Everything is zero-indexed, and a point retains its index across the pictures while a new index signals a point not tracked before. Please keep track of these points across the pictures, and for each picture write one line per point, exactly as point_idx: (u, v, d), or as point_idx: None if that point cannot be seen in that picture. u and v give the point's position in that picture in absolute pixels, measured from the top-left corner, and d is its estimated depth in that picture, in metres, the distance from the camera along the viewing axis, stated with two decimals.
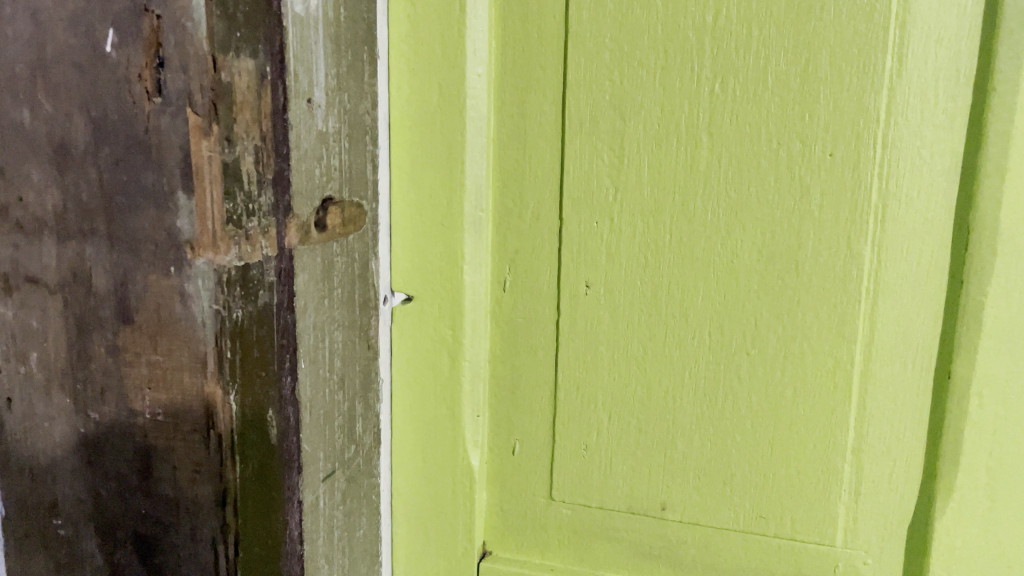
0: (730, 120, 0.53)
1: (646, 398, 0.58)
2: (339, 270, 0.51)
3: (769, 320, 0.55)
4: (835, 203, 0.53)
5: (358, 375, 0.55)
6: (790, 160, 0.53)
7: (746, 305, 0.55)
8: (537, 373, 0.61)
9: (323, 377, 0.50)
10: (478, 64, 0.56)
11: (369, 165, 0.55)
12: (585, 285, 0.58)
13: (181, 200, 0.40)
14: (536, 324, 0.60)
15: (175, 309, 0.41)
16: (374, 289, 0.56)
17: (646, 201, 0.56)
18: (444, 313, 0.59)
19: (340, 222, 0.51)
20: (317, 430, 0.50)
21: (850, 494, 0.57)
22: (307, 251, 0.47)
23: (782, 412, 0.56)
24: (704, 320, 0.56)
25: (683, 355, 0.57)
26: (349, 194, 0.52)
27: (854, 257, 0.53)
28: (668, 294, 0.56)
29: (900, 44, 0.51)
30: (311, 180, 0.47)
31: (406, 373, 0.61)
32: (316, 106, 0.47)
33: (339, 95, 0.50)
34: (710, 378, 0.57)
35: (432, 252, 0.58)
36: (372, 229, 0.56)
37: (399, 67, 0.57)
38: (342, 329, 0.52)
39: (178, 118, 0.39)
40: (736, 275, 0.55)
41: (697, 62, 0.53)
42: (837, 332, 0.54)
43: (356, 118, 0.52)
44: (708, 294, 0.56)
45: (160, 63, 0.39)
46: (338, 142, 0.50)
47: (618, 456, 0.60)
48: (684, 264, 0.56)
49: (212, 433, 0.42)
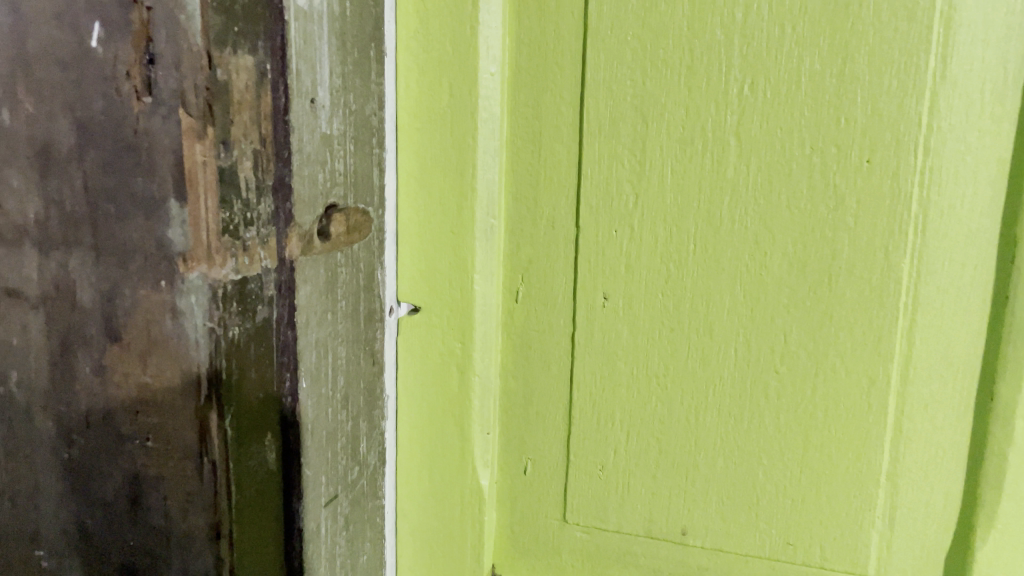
0: (760, 124, 0.50)
1: (666, 416, 0.55)
2: (343, 282, 0.48)
3: (800, 336, 0.52)
4: (872, 213, 0.49)
5: (362, 393, 0.52)
6: (824, 167, 0.50)
7: (775, 320, 0.52)
8: (551, 389, 0.58)
9: (326, 395, 0.47)
10: (491, 62, 0.53)
11: (376, 169, 0.51)
12: (603, 297, 0.55)
13: (173, 209, 0.36)
14: (550, 337, 0.57)
15: (166, 326, 0.38)
16: (380, 300, 0.53)
17: (669, 209, 0.53)
18: (454, 326, 0.56)
19: (345, 230, 0.48)
20: (320, 452, 0.47)
21: (885, 521, 0.53)
22: (310, 263, 0.44)
23: (812, 434, 0.53)
24: (730, 336, 0.53)
25: (708, 372, 0.54)
26: (354, 201, 0.49)
27: (891, 270, 0.50)
28: (691, 307, 0.53)
29: (944, 43, 0.48)
30: (315, 185, 0.44)
31: (413, 387, 0.58)
32: (320, 106, 0.44)
33: (344, 95, 0.46)
34: (736, 397, 0.54)
35: (441, 261, 0.56)
36: (379, 237, 0.53)
37: (408, 65, 0.54)
38: (347, 344, 0.49)
39: (170, 119, 0.36)
40: (765, 289, 0.52)
41: (725, 62, 0.50)
42: (872, 349, 0.51)
43: (362, 119, 0.49)
44: (734, 308, 0.53)
45: (151, 59, 0.35)
46: (343, 144, 0.47)
47: (637, 478, 0.57)
48: (709, 276, 0.53)
49: (205, 460, 0.39)
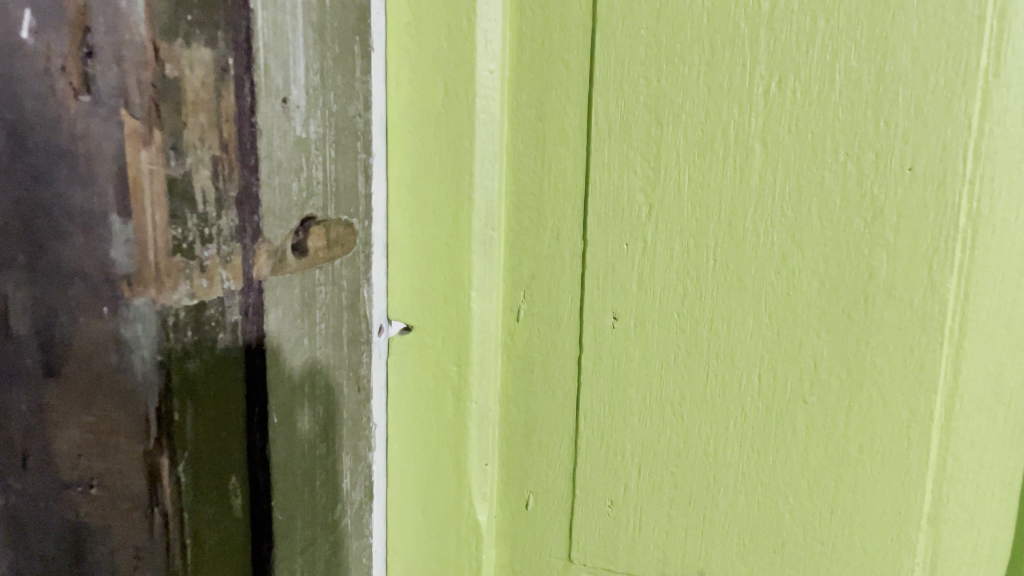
0: (788, 127, 0.45)
1: (682, 449, 0.50)
2: (322, 303, 0.43)
3: (833, 363, 0.47)
4: (914, 227, 0.44)
5: (345, 425, 0.47)
6: (861, 175, 0.44)
7: (805, 345, 0.47)
8: (555, 417, 0.53)
9: (302, 429, 0.42)
10: (490, 59, 0.49)
11: (361, 176, 0.46)
12: (612, 318, 0.50)
13: (116, 224, 0.32)
14: (555, 360, 0.52)
15: (110, 359, 0.33)
16: (366, 321, 0.48)
17: (686, 220, 0.48)
18: (448, 347, 0.52)
19: (324, 245, 0.43)
20: (295, 493, 0.42)
21: (925, 569, 0.48)
22: (282, 283, 0.39)
23: (845, 472, 0.47)
24: (755, 361, 0.48)
25: (728, 402, 0.49)
26: (335, 212, 0.44)
27: (936, 291, 0.45)
28: (711, 330, 0.48)
29: (999, 38, 0.42)
30: (288, 196, 0.39)
31: (404, 412, 0.54)
32: (294, 106, 0.39)
33: (323, 95, 0.41)
34: (760, 430, 0.48)
35: (437, 275, 0.51)
36: (365, 251, 0.48)
37: (399, 63, 0.50)
38: (327, 371, 0.44)
39: (110, 121, 0.31)
40: (794, 311, 0.47)
41: (750, 58, 0.45)
42: (913, 379, 0.46)
43: (345, 121, 0.44)
44: (758, 331, 0.47)
45: (88, 52, 0.31)
46: (322, 149, 0.42)
47: (649, 515, 0.52)
48: (731, 295, 0.47)
49: (155, 511, 0.34)
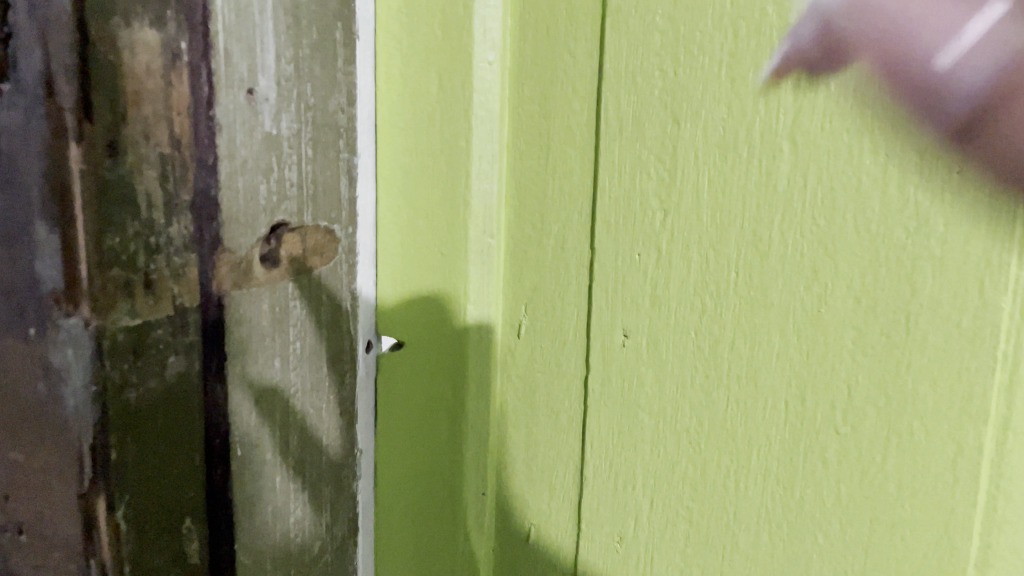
0: (819, 124, 0.37)
1: (697, 481, 0.44)
2: (296, 320, 0.38)
3: (869, 390, 0.38)
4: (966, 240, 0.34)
5: (325, 453, 0.42)
6: (902, 178, 0.35)
7: (838, 368, 0.39)
8: (558, 442, 0.48)
9: (274, 462, 0.38)
10: (489, 49, 0.45)
11: (344, 178, 0.41)
12: (623, 335, 0.45)
13: (41, 233, 0.27)
14: (559, 380, 0.48)
15: (38, 390, 0.29)
16: (349, 339, 0.43)
17: (705, 227, 0.42)
18: (442, 365, 0.48)
19: (300, 254, 0.38)
20: (264, 533, 0.38)
21: None
22: (246, 298, 0.35)
23: (881, 514, 0.38)
24: (780, 386, 0.41)
25: (750, 429, 0.42)
26: (314, 218, 0.39)
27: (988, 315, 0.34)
28: (731, 350, 0.42)
29: None
30: (255, 200, 0.34)
31: (396, 432, 0.50)
32: (262, 98, 0.34)
33: (298, 86, 0.37)
34: (787, 461, 0.41)
35: (432, 286, 0.48)
36: (349, 261, 0.42)
37: (391, 53, 0.47)
38: (303, 395, 0.40)
39: (32, 113, 0.27)
40: (823, 329, 0.39)
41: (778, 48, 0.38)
42: (964, 421, 0.36)
43: (324, 116, 0.39)
44: (785, 352, 0.40)
45: (8, 34, 0.27)
46: (296, 148, 0.37)
47: (661, 555, 0.46)
48: (754, 311, 0.41)
49: (92, 563, 0.29)
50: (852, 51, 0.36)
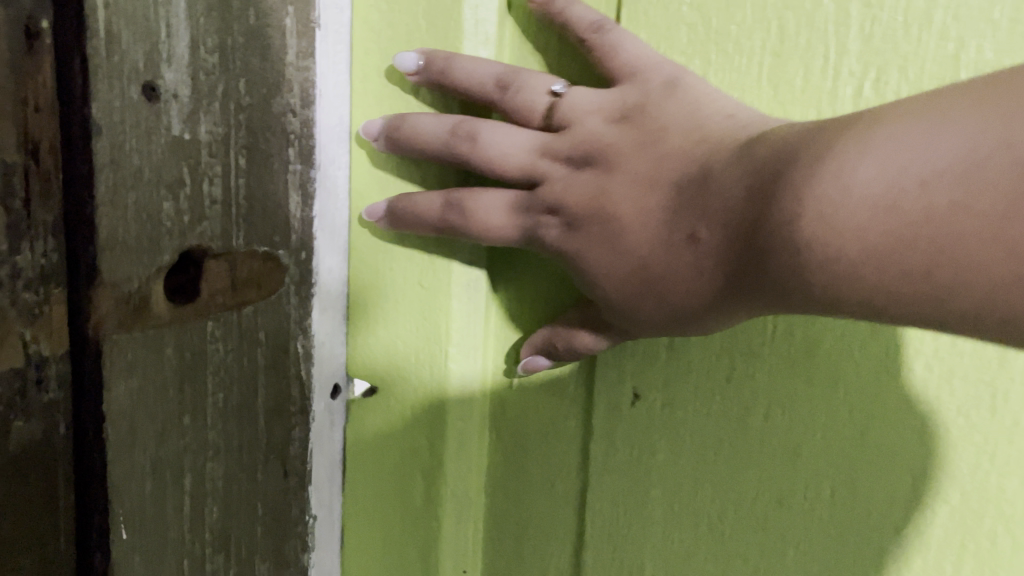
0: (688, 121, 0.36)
1: (724, 560, 0.38)
2: (217, 365, 0.31)
3: (859, 398, 0.35)
4: (730, 362, 0.36)
5: (261, 525, 0.35)
6: None
7: (890, 445, 0.35)
8: (554, 516, 0.42)
9: (179, 542, 0.31)
10: (482, 44, 0.37)
11: (295, 194, 0.35)
12: (632, 395, 0.38)
13: None
14: (557, 440, 0.41)
15: None
16: (298, 386, 0.36)
17: None
18: (422, 420, 0.40)
19: (228, 285, 0.31)
20: None
21: None
22: (141, 345, 0.28)
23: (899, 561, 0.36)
24: (826, 470, 0.36)
25: (780, 509, 0.37)
26: (249, 242, 0.32)
27: (751, 388, 0.36)
28: (764, 425, 0.36)
29: (881, 78, 0.33)
30: (157, 220, 0.28)
31: (364, 500, 0.42)
32: (168, 94, 0.28)
33: (226, 82, 0.30)
34: (829, 536, 0.36)
35: (412, 325, 0.40)
36: (299, 292, 0.36)
37: (366, 46, 0.38)
38: (225, 457, 0.32)
39: None
40: (861, 409, 0.35)
41: (836, 48, 0.33)
42: (997, 440, 0.34)
43: (264, 118, 0.32)
44: (836, 432, 0.35)
45: None
46: (224, 157, 0.30)
47: None
48: (794, 377, 0.36)
49: None
50: (518, 111, 0.37)
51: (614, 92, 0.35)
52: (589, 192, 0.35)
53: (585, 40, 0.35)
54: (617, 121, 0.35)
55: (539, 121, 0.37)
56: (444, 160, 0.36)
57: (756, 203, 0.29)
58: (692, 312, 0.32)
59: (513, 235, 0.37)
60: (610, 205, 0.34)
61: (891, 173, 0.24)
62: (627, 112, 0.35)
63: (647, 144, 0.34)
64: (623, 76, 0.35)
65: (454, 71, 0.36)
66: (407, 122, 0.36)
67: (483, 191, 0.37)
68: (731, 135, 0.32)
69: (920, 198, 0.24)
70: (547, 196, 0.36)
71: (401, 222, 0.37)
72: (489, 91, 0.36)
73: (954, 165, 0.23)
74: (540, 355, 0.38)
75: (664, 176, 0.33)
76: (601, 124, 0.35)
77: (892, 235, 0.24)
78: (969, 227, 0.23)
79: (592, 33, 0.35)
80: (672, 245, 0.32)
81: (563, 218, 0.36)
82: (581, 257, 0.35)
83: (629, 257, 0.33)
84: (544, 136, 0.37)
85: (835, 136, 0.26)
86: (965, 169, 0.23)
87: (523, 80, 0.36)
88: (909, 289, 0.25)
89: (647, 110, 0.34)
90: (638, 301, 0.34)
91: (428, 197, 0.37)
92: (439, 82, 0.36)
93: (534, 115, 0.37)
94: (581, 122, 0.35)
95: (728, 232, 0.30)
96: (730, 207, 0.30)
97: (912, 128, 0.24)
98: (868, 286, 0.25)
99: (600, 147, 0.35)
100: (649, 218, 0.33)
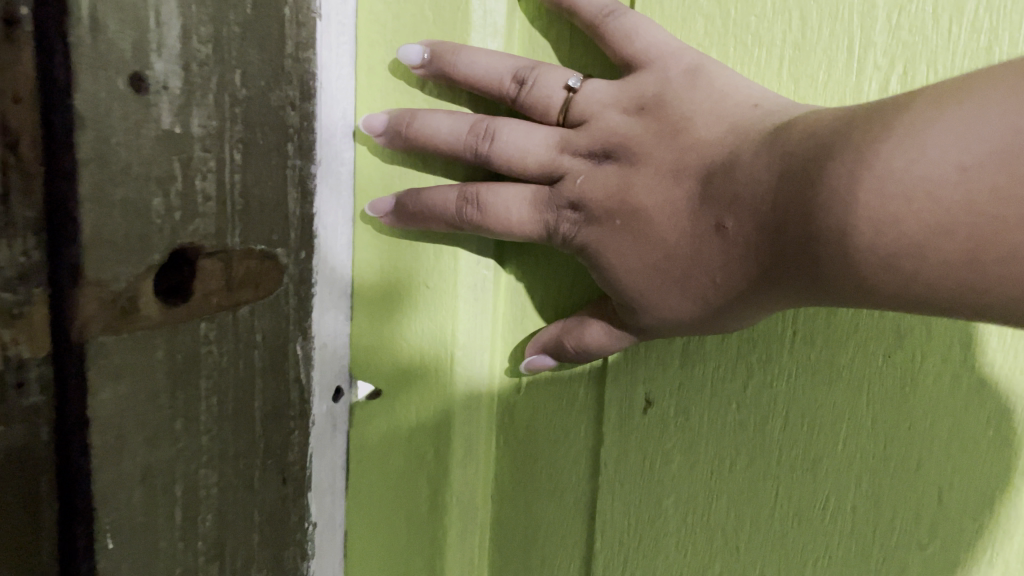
0: None
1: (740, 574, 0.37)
2: (211, 369, 0.30)
3: (883, 406, 0.33)
4: (747, 369, 0.35)
5: (257, 533, 0.34)
6: None
7: (914, 455, 0.33)
8: (563, 524, 0.40)
9: (170, 552, 0.29)
10: (490, 35, 0.36)
11: (294, 191, 0.33)
12: (644, 401, 0.37)
13: None
14: (566, 448, 0.39)
15: None
16: (297, 389, 0.35)
17: None
18: (427, 425, 0.39)
19: (222, 284, 0.30)
20: None
21: None
22: (128, 347, 0.27)
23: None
24: (848, 481, 0.34)
25: (799, 521, 0.35)
26: (244, 240, 0.31)
27: (771, 396, 0.35)
28: (783, 434, 0.35)
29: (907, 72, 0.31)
30: (147, 217, 0.27)
31: (367, 508, 0.40)
32: (158, 85, 0.26)
33: (221, 73, 0.29)
34: (850, 550, 0.35)
35: (418, 327, 0.38)
36: (298, 292, 0.34)
37: (371, 39, 0.36)
38: (219, 464, 0.31)
39: None
40: (885, 418, 0.33)
41: (861, 39, 0.32)
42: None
43: (261, 111, 0.31)
44: (858, 441, 0.34)
45: None
46: (219, 151, 0.29)
47: None
48: (814, 384, 0.34)
49: None
50: (530, 104, 0.35)
51: (631, 82, 0.34)
52: (614, 183, 0.34)
53: (598, 27, 0.34)
54: (635, 112, 0.34)
55: (556, 117, 0.35)
56: (462, 158, 0.35)
57: (799, 195, 0.28)
58: (720, 304, 0.32)
59: (533, 231, 0.35)
60: (636, 197, 0.33)
61: (922, 165, 0.24)
62: (645, 102, 0.33)
63: (670, 136, 0.33)
64: (639, 64, 0.33)
65: (464, 64, 0.34)
66: (419, 119, 0.35)
67: (500, 185, 0.35)
68: (756, 125, 0.31)
69: (958, 185, 0.24)
70: (567, 191, 0.35)
71: (410, 219, 0.36)
72: (502, 84, 0.35)
73: (993, 152, 0.23)
74: (540, 352, 0.37)
75: (690, 166, 0.32)
76: (619, 116, 0.34)
77: (931, 225, 0.24)
78: (1006, 214, 0.23)
79: (603, 20, 0.34)
80: (699, 234, 0.32)
81: (585, 213, 0.34)
82: (606, 253, 0.34)
83: (658, 250, 0.33)
84: (561, 130, 0.35)
85: (865, 129, 0.26)
86: (1003, 155, 0.23)
87: (538, 72, 0.35)
88: (951, 278, 0.24)
89: (666, 100, 0.33)
90: (666, 293, 0.33)
91: (443, 192, 0.35)
92: (445, 77, 0.35)
93: (551, 110, 0.35)
94: (598, 116, 0.34)
95: (761, 221, 0.29)
96: (759, 197, 0.30)
97: (949, 115, 0.24)
98: (903, 275, 0.25)
99: (620, 140, 0.34)
100: (677, 211, 0.32)
